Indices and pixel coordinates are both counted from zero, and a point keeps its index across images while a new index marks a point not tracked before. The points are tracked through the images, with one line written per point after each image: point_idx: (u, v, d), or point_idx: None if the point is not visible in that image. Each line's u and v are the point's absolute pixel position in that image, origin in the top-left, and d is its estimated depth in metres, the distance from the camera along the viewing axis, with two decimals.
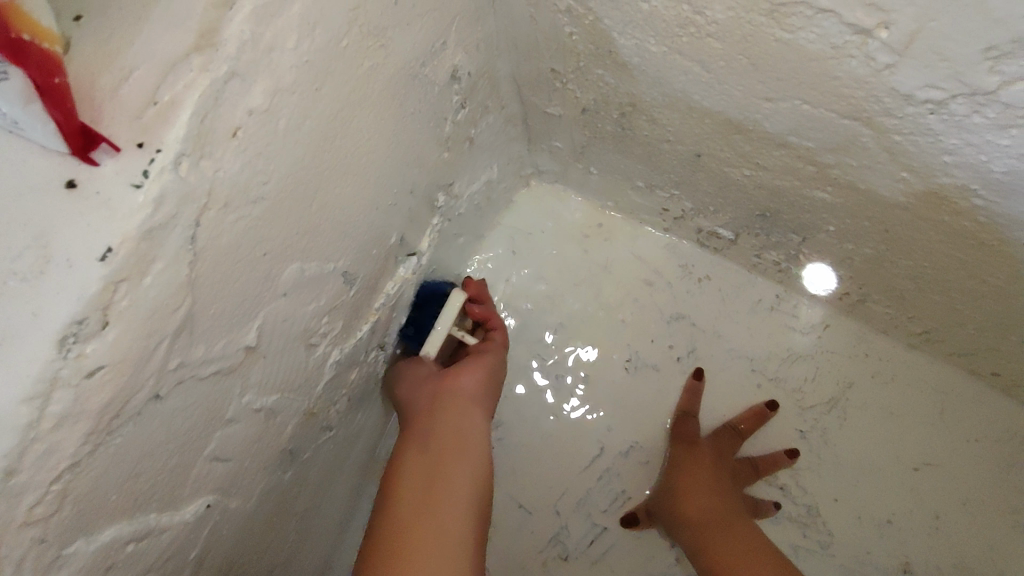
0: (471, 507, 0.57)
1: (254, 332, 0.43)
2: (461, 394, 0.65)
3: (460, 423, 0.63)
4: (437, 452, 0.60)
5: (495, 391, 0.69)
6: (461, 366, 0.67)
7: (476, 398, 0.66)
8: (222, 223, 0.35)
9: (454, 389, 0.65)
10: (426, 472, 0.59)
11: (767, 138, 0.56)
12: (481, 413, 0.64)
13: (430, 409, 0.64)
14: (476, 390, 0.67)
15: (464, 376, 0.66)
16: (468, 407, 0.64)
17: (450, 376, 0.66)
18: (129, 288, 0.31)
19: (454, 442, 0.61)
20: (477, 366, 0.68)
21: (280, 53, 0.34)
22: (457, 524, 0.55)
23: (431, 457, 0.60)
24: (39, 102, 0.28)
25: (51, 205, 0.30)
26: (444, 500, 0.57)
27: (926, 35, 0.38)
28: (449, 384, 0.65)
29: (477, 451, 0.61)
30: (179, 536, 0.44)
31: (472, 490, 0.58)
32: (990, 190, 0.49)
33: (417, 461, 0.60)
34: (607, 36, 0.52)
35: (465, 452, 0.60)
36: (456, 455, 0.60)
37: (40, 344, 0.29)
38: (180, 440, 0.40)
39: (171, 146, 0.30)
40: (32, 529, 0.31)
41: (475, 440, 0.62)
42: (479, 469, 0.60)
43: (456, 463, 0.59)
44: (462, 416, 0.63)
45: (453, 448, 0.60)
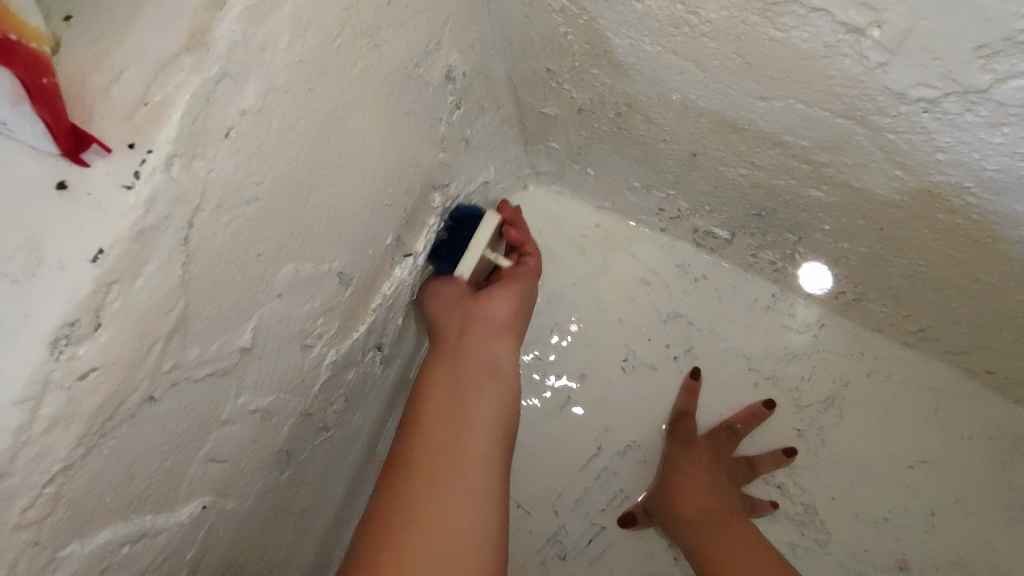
0: (496, 426, 0.61)
1: (249, 333, 0.43)
2: (490, 321, 0.67)
3: (488, 350, 0.66)
4: (466, 375, 0.63)
5: (523, 318, 0.72)
6: (492, 291, 0.69)
7: (505, 325, 0.68)
8: (216, 224, 0.35)
9: (484, 315, 0.67)
10: (455, 392, 0.62)
11: (762, 137, 0.56)
12: (507, 342, 0.67)
13: (461, 331, 0.66)
14: (505, 318, 0.69)
15: (495, 303, 0.68)
16: (496, 336, 0.67)
17: (482, 300, 0.68)
18: (122, 290, 0.31)
19: (482, 366, 0.64)
20: (507, 292, 0.70)
21: (273, 53, 0.34)
22: (483, 442, 0.59)
23: (461, 378, 0.63)
24: (29, 104, 0.27)
25: (41, 207, 0.30)
26: (471, 418, 0.60)
27: (917, 34, 0.38)
28: (479, 310, 0.67)
29: (503, 376, 0.64)
30: (174, 538, 0.44)
31: (499, 411, 0.62)
32: (983, 188, 0.49)
33: (448, 382, 0.63)
34: (601, 36, 0.52)
35: (493, 377, 0.64)
36: (484, 380, 0.63)
37: (31, 346, 0.29)
38: (175, 442, 0.40)
39: (162, 147, 0.30)
40: (26, 531, 0.31)
41: (501, 367, 0.65)
42: (505, 392, 0.63)
43: (483, 387, 0.63)
44: (491, 343, 0.66)
45: (482, 372, 0.64)
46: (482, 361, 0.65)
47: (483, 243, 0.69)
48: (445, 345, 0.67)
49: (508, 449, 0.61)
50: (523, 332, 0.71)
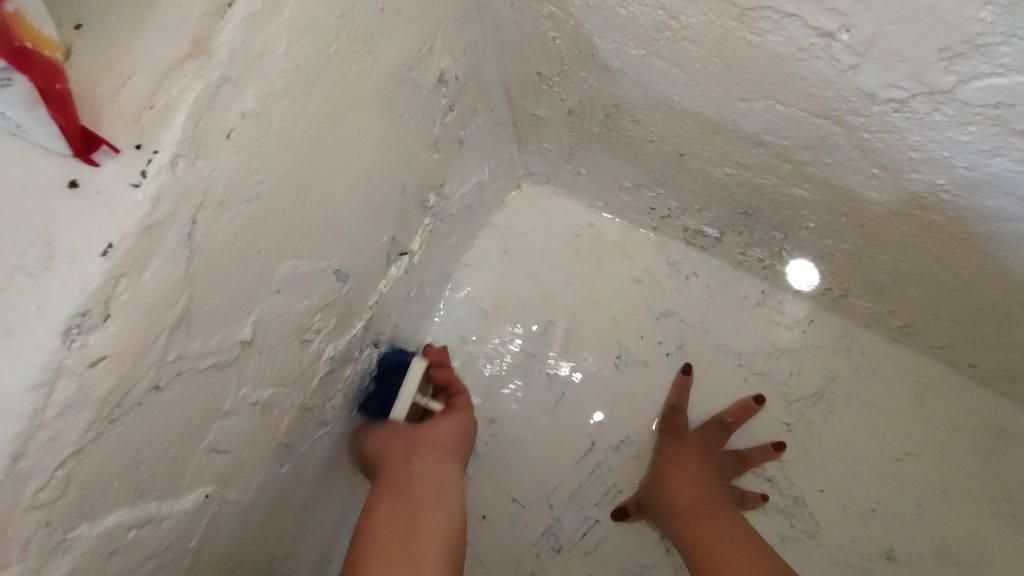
0: (446, 553, 0.56)
1: (250, 327, 0.45)
2: (437, 445, 0.66)
3: (434, 473, 0.63)
4: (412, 500, 0.60)
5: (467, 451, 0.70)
6: (435, 420, 0.69)
7: (451, 450, 0.67)
8: (218, 221, 0.37)
9: (429, 440, 0.66)
10: (402, 519, 0.58)
11: (745, 137, 0.58)
12: (455, 466, 0.65)
13: (403, 461, 0.63)
14: (450, 442, 0.67)
15: (439, 428, 0.68)
16: (444, 457, 0.65)
17: (426, 429, 0.67)
18: (130, 282, 0.33)
19: (428, 491, 0.61)
20: (451, 421, 0.70)
21: (271, 58, 0.36)
22: (432, 574, 0.54)
23: (407, 504, 0.60)
24: (42, 107, 0.30)
25: (54, 203, 0.32)
26: (421, 545, 0.56)
27: (884, 37, 0.41)
28: (426, 437, 0.66)
29: (451, 499, 0.61)
30: (178, 525, 0.46)
31: (450, 535, 0.58)
32: (955, 186, 0.51)
33: (394, 507, 0.59)
34: (588, 40, 0.54)
35: (441, 498, 0.61)
36: (431, 505, 0.60)
37: (45, 335, 0.31)
38: (179, 430, 0.42)
39: (167, 147, 0.32)
40: (38, 512, 0.33)
41: (449, 491, 0.62)
42: (453, 517, 0.59)
43: (433, 510, 0.59)
44: (437, 466, 0.63)
45: (429, 494, 0.61)
46: (427, 486, 0.61)
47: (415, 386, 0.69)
48: (386, 478, 0.63)
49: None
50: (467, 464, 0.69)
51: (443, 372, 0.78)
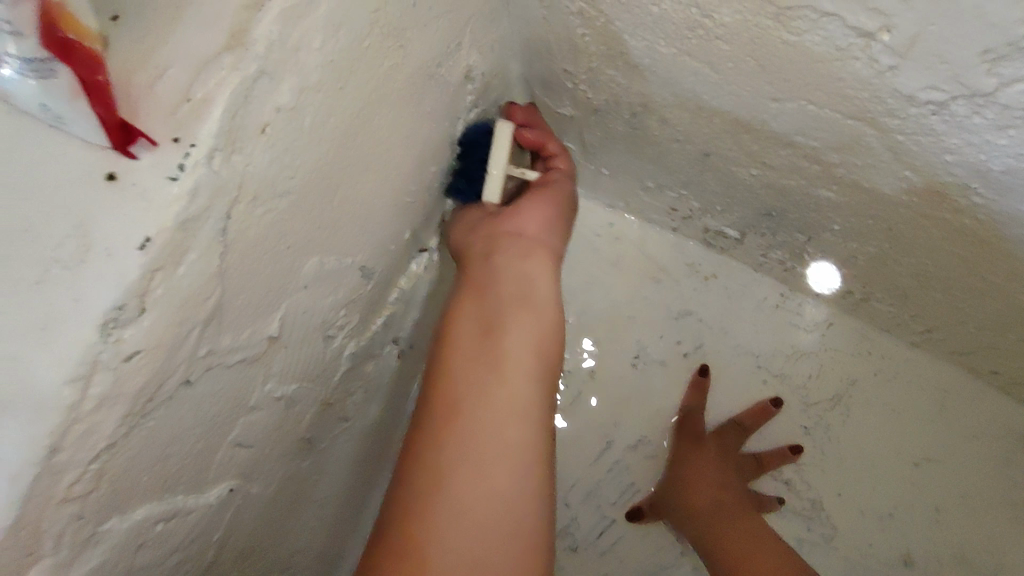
0: (535, 359, 0.54)
1: (277, 323, 0.45)
2: (521, 243, 0.61)
3: (521, 268, 0.59)
4: (499, 298, 0.57)
5: (559, 230, 0.66)
6: (520, 206, 0.63)
7: (538, 241, 0.62)
8: (251, 216, 0.37)
9: (515, 234, 0.61)
10: (487, 321, 0.55)
11: (773, 137, 0.57)
12: (543, 261, 0.60)
13: (486, 258, 0.60)
14: (538, 232, 0.63)
15: (524, 219, 0.62)
16: (529, 254, 0.60)
17: (510, 216, 0.62)
18: (165, 276, 0.32)
19: (514, 290, 0.57)
20: (536, 206, 0.64)
21: (307, 53, 0.36)
22: (521, 376, 0.53)
23: (491, 299, 0.57)
24: (85, 99, 0.30)
25: (91, 196, 0.31)
26: (507, 341, 0.54)
27: (925, 38, 0.40)
28: (510, 228, 0.61)
29: (541, 296, 0.58)
30: (203, 518, 0.46)
31: (539, 339, 0.55)
32: (989, 189, 0.50)
33: (481, 312, 0.56)
34: (618, 37, 0.53)
35: (530, 297, 0.57)
36: (516, 302, 0.56)
37: (81, 327, 0.31)
38: (208, 424, 0.42)
39: (204, 141, 0.32)
40: (72, 505, 0.33)
41: (539, 289, 0.58)
42: (542, 324, 0.56)
43: (520, 312, 0.56)
44: (524, 263, 0.59)
45: (515, 293, 0.57)
46: (514, 284, 0.58)
47: (502, 157, 0.62)
48: (470, 271, 0.61)
49: (553, 383, 0.55)
50: (559, 249, 0.64)
51: (529, 142, 0.70)
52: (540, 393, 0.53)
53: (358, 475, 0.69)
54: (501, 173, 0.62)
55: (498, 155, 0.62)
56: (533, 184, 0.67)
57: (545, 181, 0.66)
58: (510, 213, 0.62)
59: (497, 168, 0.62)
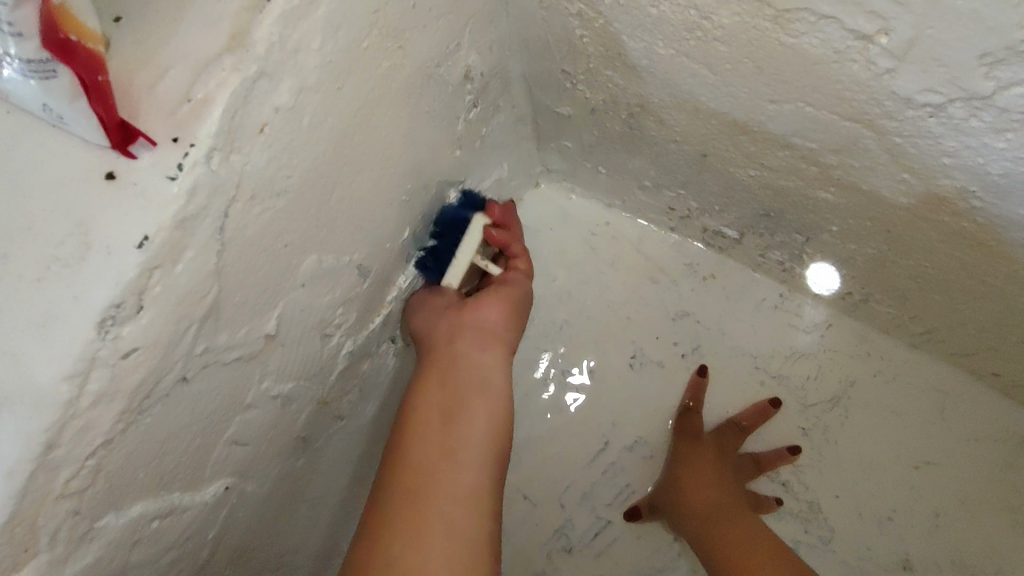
0: (488, 450, 0.58)
1: (274, 321, 0.45)
2: (480, 335, 0.63)
3: (478, 363, 0.61)
4: (455, 394, 0.59)
5: (517, 325, 0.67)
6: (481, 298, 0.64)
7: (497, 336, 0.64)
8: (248, 215, 0.37)
9: (474, 327, 0.63)
10: (446, 412, 0.58)
11: (771, 139, 0.57)
12: (499, 356, 0.63)
13: (448, 344, 0.62)
14: (498, 326, 0.64)
15: (485, 309, 0.64)
16: (489, 345, 0.63)
17: (471, 310, 0.63)
18: (163, 274, 0.33)
19: (469, 384, 0.60)
20: (498, 297, 0.65)
21: (306, 53, 0.36)
22: (470, 475, 0.56)
23: (452, 391, 0.59)
24: (85, 100, 0.30)
25: (91, 194, 0.32)
26: (465, 434, 0.57)
27: (924, 41, 0.40)
28: (470, 322, 0.63)
29: (495, 392, 0.60)
30: (199, 515, 0.46)
31: (490, 436, 0.58)
32: (987, 192, 0.50)
33: (438, 405, 0.59)
34: (617, 39, 0.54)
35: (485, 394, 0.60)
36: (475, 395, 0.59)
37: (80, 325, 0.31)
38: (204, 422, 0.42)
39: (203, 141, 0.32)
40: (68, 501, 0.33)
41: (495, 384, 0.61)
42: (493, 421, 0.59)
43: (474, 409, 0.59)
44: (481, 357, 0.62)
45: (470, 390, 0.60)
46: (471, 379, 0.60)
47: (471, 250, 0.65)
48: (432, 357, 0.62)
49: (500, 479, 0.58)
50: (515, 340, 0.67)
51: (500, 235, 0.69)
52: (488, 488, 0.56)
53: (354, 473, 0.69)
54: (463, 266, 0.64)
55: (465, 247, 0.64)
56: (495, 278, 0.67)
57: (507, 275, 0.67)
58: (472, 303, 0.63)
59: (462, 260, 0.64)
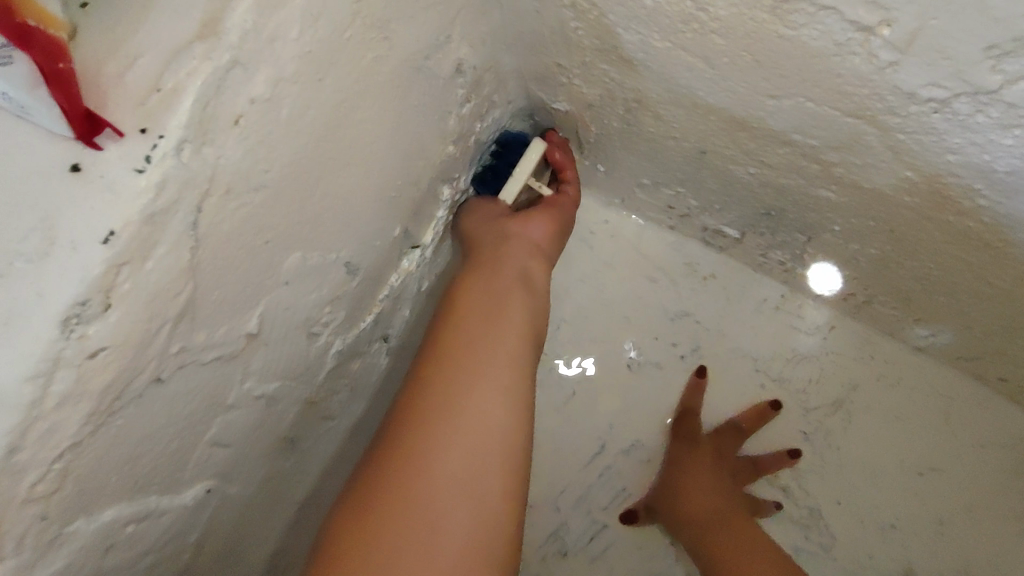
0: (531, 326, 0.58)
1: (256, 320, 0.44)
2: (526, 238, 0.66)
3: (523, 261, 0.64)
4: (505, 271, 0.61)
5: (556, 246, 0.71)
6: (529, 215, 0.69)
7: (541, 247, 0.67)
8: (224, 211, 0.36)
9: (521, 232, 0.66)
10: (492, 285, 0.59)
11: (771, 135, 0.56)
12: (541, 260, 0.66)
13: (496, 244, 0.64)
14: (542, 240, 0.69)
15: (531, 225, 0.68)
16: (531, 253, 0.66)
17: (519, 216, 0.67)
18: (132, 271, 0.31)
19: (515, 270, 0.62)
20: (544, 215, 0.70)
21: (283, 43, 0.35)
22: (517, 337, 0.56)
23: (498, 273, 0.61)
24: (45, 87, 0.28)
25: (55, 187, 0.30)
26: (511, 305, 0.58)
27: (927, 33, 0.38)
28: (517, 225, 0.67)
29: (538, 286, 0.63)
30: (178, 519, 0.45)
31: (534, 314, 0.59)
32: (994, 191, 0.48)
33: (488, 277, 0.60)
34: (612, 31, 0.52)
35: (529, 284, 0.62)
36: (519, 281, 0.61)
37: (43, 325, 0.30)
38: (182, 424, 0.41)
39: (173, 133, 0.31)
40: (35, 506, 0.32)
41: (537, 281, 0.63)
42: (537, 304, 0.60)
43: (521, 288, 0.60)
44: (525, 256, 0.65)
45: (517, 273, 0.62)
46: (516, 266, 0.63)
47: (528, 170, 0.70)
48: (479, 254, 0.64)
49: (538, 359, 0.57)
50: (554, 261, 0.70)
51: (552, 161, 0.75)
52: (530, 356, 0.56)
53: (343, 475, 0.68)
54: (522, 178, 0.70)
55: (524, 164, 0.70)
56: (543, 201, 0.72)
57: (552, 200, 0.72)
58: (520, 218, 0.67)
59: (519, 178, 0.70)
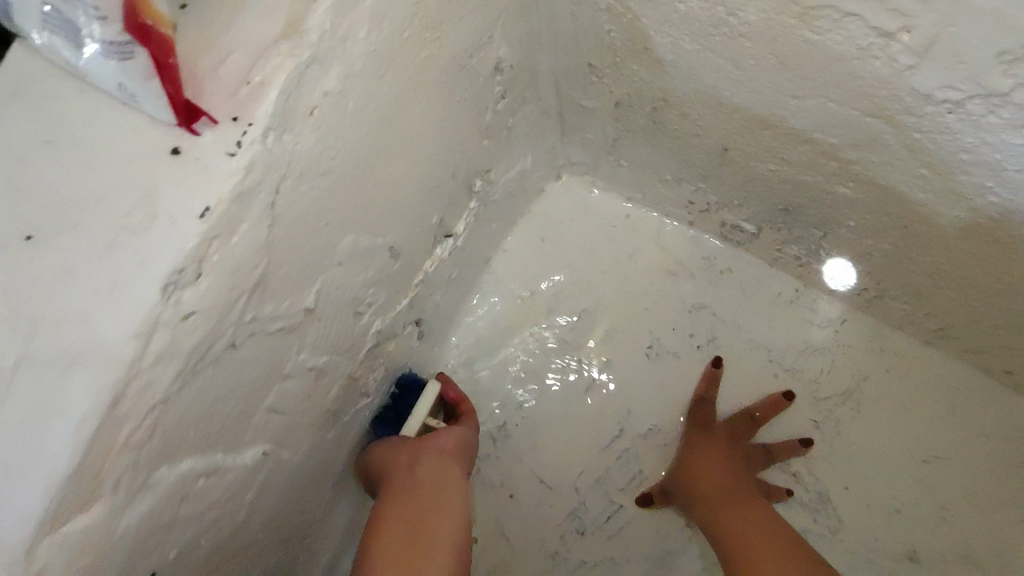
0: (454, 558, 0.56)
1: (313, 295, 0.48)
2: (435, 451, 0.65)
3: (439, 479, 0.63)
4: (423, 506, 0.60)
5: (470, 458, 0.70)
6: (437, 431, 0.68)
7: (454, 456, 0.67)
8: (297, 192, 0.39)
9: (431, 447, 0.66)
10: (411, 520, 0.58)
11: (793, 134, 0.59)
12: (454, 469, 0.65)
13: (406, 469, 0.63)
14: (453, 449, 0.68)
15: (440, 437, 0.67)
16: (446, 465, 0.65)
17: (427, 439, 0.67)
18: (221, 244, 0.35)
19: (433, 499, 0.61)
20: (450, 431, 0.69)
21: (353, 41, 0.38)
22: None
23: (415, 506, 0.60)
24: (156, 79, 0.33)
25: (157, 168, 0.34)
26: (429, 539, 0.57)
27: (945, 39, 0.42)
28: (427, 445, 0.66)
29: (453, 502, 0.61)
30: (238, 478, 0.49)
31: (456, 540, 0.58)
32: (1004, 188, 0.52)
33: (403, 516, 0.58)
34: (644, 34, 0.55)
35: (449, 504, 0.61)
36: (435, 507, 0.60)
37: (145, 289, 0.33)
38: (247, 388, 0.45)
39: (260, 120, 0.35)
40: (130, 452, 0.36)
41: (450, 495, 0.62)
42: (453, 532, 0.58)
43: (433, 515, 0.59)
44: (437, 472, 0.63)
45: (429, 502, 0.60)
46: (428, 489, 0.61)
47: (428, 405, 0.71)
48: (389, 491, 0.62)
49: None
50: (470, 467, 0.69)
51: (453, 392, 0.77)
52: None
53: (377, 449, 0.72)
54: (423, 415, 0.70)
55: (422, 402, 0.70)
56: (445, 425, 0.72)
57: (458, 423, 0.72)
58: (427, 435, 0.67)
59: (418, 414, 0.70)
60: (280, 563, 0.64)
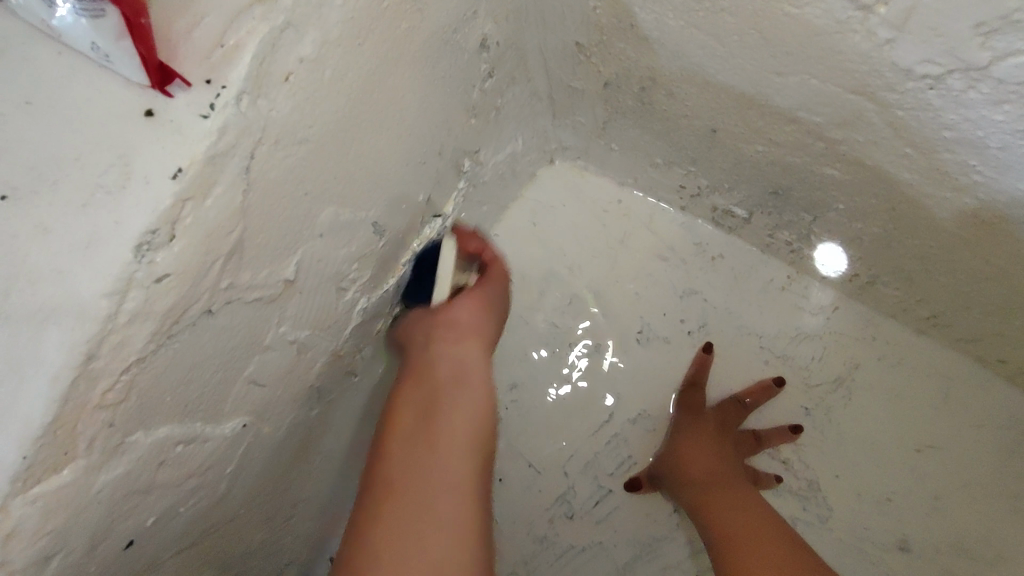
0: (471, 439, 0.55)
1: (293, 267, 0.48)
2: (457, 328, 0.62)
3: (454, 356, 0.61)
4: (438, 390, 0.58)
5: (493, 329, 0.67)
6: (458, 297, 0.65)
7: (476, 330, 0.64)
8: (272, 159, 0.40)
9: (450, 318, 0.62)
10: (426, 404, 0.57)
11: (778, 113, 0.59)
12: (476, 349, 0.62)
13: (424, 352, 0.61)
14: (474, 320, 0.64)
15: (459, 305, 0.64)
16: (465, 339, 0.62)
17: (448, 307, 0.63)
18: (194, 207, 0.35)
19: (448, 378, 0.59)
20: (475, 297, 0.66)
21: (329, 8, 0.39)
22: (455, 450, 0.54)
23: (432, 387, 0.59)
24: (129, 40, 0.33)
25: (132, 128, 0.34)
26: (444, 421, 0.55)
27: (920, 11, 0.42)
28: (446, 316, 0.63)
29: (473, 380, 0.59)
30: (218, 448, 0.49)
31: (473, 420, 0.56)
32: (987, 167, 0.52)
33: (418, 399, 0.58)
34: (627, 9, 0.56)
35: (463, 383, 0.59)
36: (452, 387, 0.58)
37: (119, 248, 0.34)
38: (226, 356, 0.45)
39: (234, 83, 0.35)
40: (104, 412, 0.36)
41: (472, 374, 0.60)
42: (479, 398, 0.58)
43: (450, 397, 0.57)
44: (458, 350, 0.61)
45: (450, 381, 0.59)
46: (449, 369, 0.60)
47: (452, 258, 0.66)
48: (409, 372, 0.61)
49: (487, 477, 0.55)
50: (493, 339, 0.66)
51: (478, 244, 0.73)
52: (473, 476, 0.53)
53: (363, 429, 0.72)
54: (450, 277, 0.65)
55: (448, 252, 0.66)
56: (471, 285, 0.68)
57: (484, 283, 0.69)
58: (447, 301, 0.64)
59: (447, 267, 0.66)
60: (263, 540, 0.64)
